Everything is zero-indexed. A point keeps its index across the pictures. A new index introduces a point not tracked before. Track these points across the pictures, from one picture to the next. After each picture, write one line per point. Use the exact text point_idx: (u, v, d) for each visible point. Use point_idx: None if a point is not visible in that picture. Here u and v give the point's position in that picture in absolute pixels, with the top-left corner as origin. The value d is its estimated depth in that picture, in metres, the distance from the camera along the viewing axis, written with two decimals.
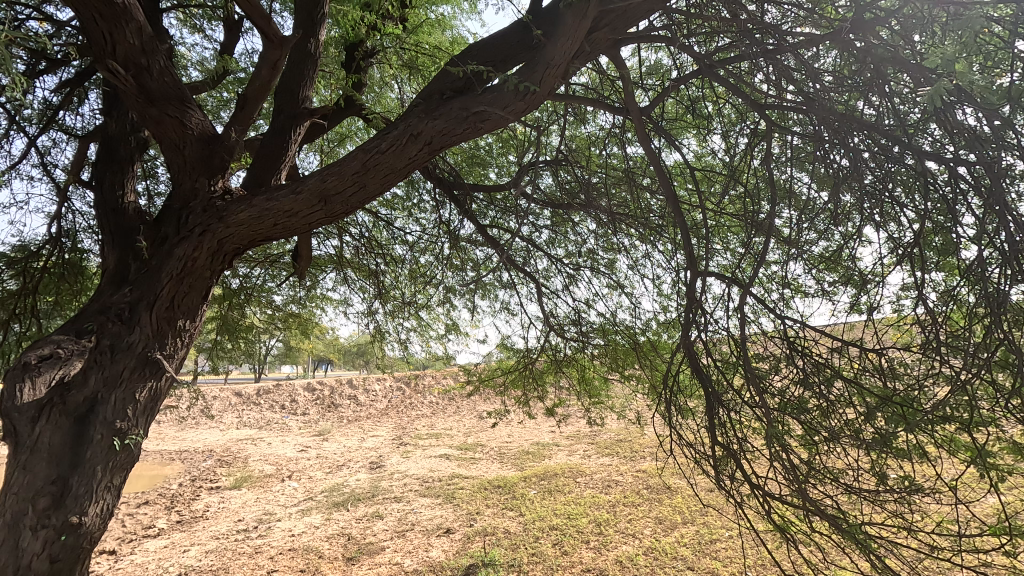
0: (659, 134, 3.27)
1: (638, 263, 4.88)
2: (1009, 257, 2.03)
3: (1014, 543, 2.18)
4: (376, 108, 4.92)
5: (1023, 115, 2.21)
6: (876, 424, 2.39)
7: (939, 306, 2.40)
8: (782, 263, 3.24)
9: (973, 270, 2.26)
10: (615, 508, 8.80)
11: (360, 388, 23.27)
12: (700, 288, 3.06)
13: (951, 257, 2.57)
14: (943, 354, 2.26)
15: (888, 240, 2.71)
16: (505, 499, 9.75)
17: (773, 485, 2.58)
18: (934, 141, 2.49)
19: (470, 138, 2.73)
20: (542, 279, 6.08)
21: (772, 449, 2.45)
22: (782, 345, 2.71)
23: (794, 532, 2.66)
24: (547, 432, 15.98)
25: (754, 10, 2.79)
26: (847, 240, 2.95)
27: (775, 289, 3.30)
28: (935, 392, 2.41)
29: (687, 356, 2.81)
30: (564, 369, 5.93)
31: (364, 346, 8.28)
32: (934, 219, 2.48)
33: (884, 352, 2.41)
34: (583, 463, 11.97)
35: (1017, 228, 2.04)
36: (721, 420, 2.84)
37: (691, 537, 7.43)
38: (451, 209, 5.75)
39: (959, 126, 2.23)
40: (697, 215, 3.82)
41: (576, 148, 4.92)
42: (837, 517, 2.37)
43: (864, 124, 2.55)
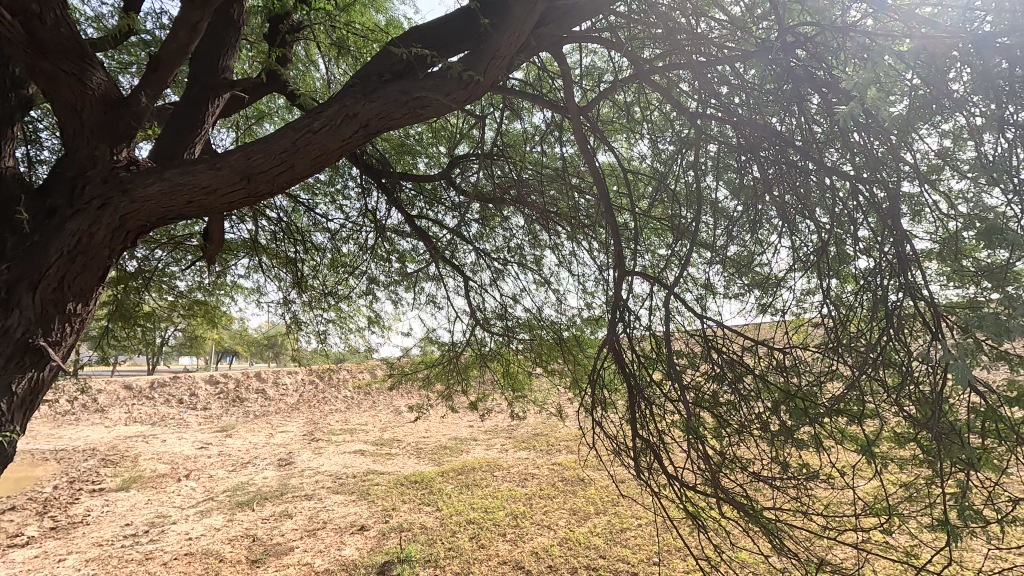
0: (593, 135, 3.35)
1: (565, 260, 5.01)
2: (899, 266, 2.27)
3: (890, 521, 2.45)
4: (301, 86, 4.66)
5: (913, 142, 2.48)
6: (781, 417, 2.60)
7: (837, 310, 2.65)
8: (700, 266, 3.44)
9: (867, 278, 2.51)
10: (531, 501, 8.98)
11: (270, 381, 22.12)
12: (626, 287, 3.18)
13: (845, 266, 2.86)
14: (839, 353, 2.51)
15: (795, 249, 2.96)
16: (422, 495, 9.64)
17: (688, 475, 2.74)
18: (838, 160, 2.74)
19: (409, 124, 2.65)
20: (469, 273, 6.08)
21: (689, 440, 2.60)
22: (700, 343, 2.89)
23: (705, 518, 2.83)
24: (466, 426, 16.00)
25: (686, 23, 2.93)
26: (758, 247, 3.20)
27: (692, 289, 3.50)
28: (830, 387, 2.66)
29: (612, 352, 2.90)
30: (489, 364, 5.97)
31: (277, 338, 7.88)
32: (834, 232, 2.73)
33: (789, 351, 2.63)
34: (501, 456, 12.10)
35: (905, 242, 2.29)
36: (642, 413, 2.96)
37: (603, 526, 7.72)
38: (378, 197, 5.58)
39: (863, 147, 2.46)
40: (623, 216, 3.96)
41: (509, 143, 4.96)
42: (744, 503, 2.56)
43: (779, 140, 2.76)
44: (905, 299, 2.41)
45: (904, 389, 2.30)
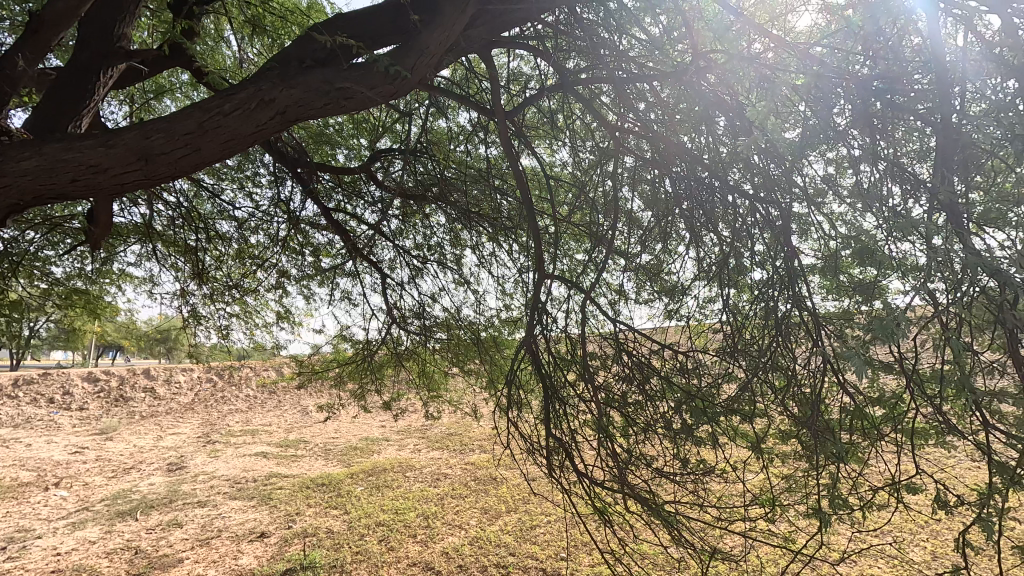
0: (518, 139, 3.39)
1: (484, 260, 5.04)
2: (788, 280, 2.51)
3: (772, 511, 2.69)
4: (210, 63, 4.34)
5: (805, 167, 2.73)
6: (683, 416, 2.78)
7: (734, 317, 2.89)
8: (614, 272, 3.60)
9: (761, 290, 2.75)
10: (443, 501, 8.93)
11: (160, 378, 20.34)
12: (544, 289, 3.26)
13: (742, 277, 3.11)
14: (735, 357, 2.73)
15: (700, 259, 3.20)
16: (328, 498, 9.29)
17: (596, 472, 2.86)
18: (740, 180, 2.98)
19: (330, 114, 2.54)
20: (387, 269, 5.95)
21: (598, 438, 2.71)
22: (612, 346, 3.04)
23: (611, 513, 2.96)
24: (378, 426, 15.61)
25: (611, 39, 3.05)
26: (668, 256, 3.40)
27: (606, 295, 3.66)
28: (725, 388, 2.88)
29: (529, 353, 2.96)
30: (404, 362, 5.89)
31: (171, 332, 7.28)
32: (734, 245, 2.97)
33: (691, 354, 2.84)
34: (413, 456, 11.92)
35: (794, 259, 2.54)
36: (556, 413, 3.05)
37: (514, 524, 7.83)
38: (291, 187, 5.31)
39: (760, 169, 2.69)
40: (544, 220, 4.06)
41: (432, 141, 4.91)
42: (647, 497, 2.71)
43: (689, 158, 2.95)
44: (791, 309, 2.66)
45: (788, 390, 2.54)
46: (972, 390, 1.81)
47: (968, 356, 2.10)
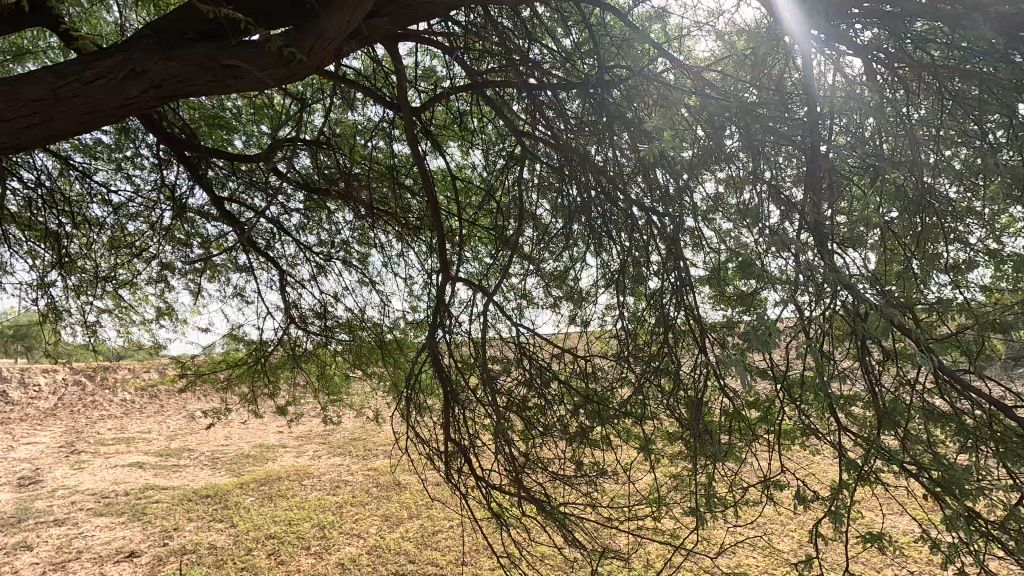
0: (427, 138, 3.33)
1: (392, 261, 4.91)
2: (678, 289, 2.67)
3: (657, 509, 2.84)
4: (82, 28, 3.87)
5: (697, 184, 2.92)
6: (579, 419, 2.86)
7: (630, 324, 3.02)
8: (520, 276, 3.64)
9: (656, 298, 2.89)
10: (341, 509, 8.56)
11: (15, 379, 17.86)
12: (449, 291, 3.22)
13: (639, 286, 3.26)
14: (629, 362, 2.86)
15: (602, 267, 3.32)
16: (213, 510, 8.59)
17: (494, 476, 2.86)
18: (640, 193, 3.12)
19: (216, 92, 2.34)
20: (286, 266, 5.62)
21: (496, 442, 2.72)
22: (515, 350, 3.06)
23: (508, 517, 2.98)
24: (275, 432, 14.69)
25: (522, 46, 3.07)
26: (572, 262, 3.50)
27: (512, 299, 3.69)
28: (620, 393, 3.00)
29: (431, 356, 2.91)
30: (302, 365, 5.60)
31: (28, 328, 6.43)
32: (633, 254, 3.11)
33: (589, 359, 2.92)
34: (312, 463, 11.33)
35: (684, 270, 2.70)
36: (456, 417, 3.01)
37: (415, 530, 7.66)
38: (179, 171, 4.87)
39: (656, 183, 2.84)
40: (452, 222, 4.02)
41: (339, 134, 4.70)
42: (543, 500, 2.76)
43: (594, 168, 3.05)
44: (682, 317, 2.83)
45: (676, 394, 2.69)
46: (828, 394, 2.00)
47: (828, 363, 2.33)
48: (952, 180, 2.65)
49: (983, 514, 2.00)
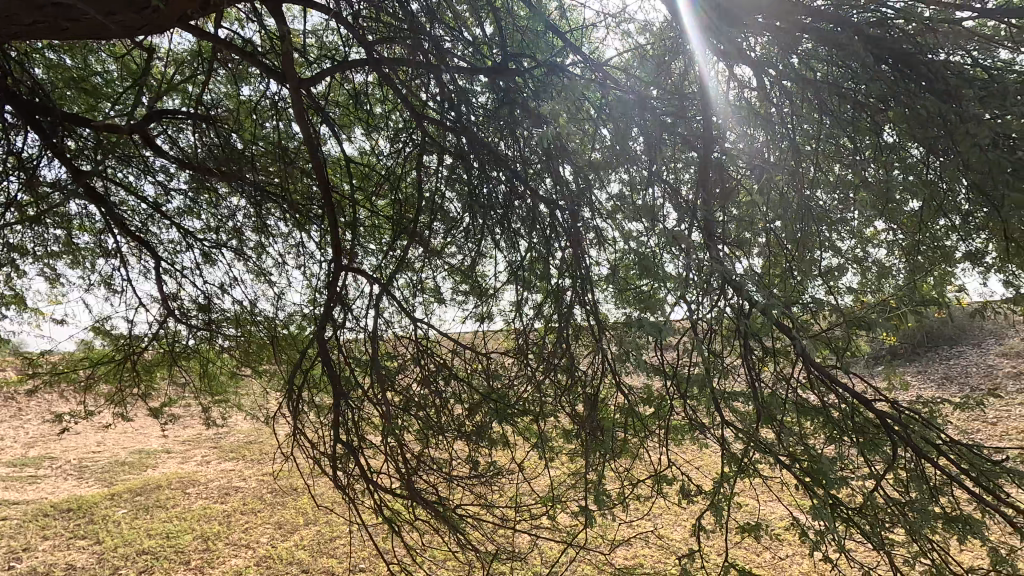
0: (322, 117, 3.10)
1: (288, 251, 4.56)
2: (579, 285, 2.67)
3: (553, 508, 2.82)
4: None
5: (600, 182, 2.93)
6: (478, 418, 2.77)
7: (533, 322, 2.99)
8: (424, 270, 3.50)
9: (558, 295, 2.87)
10: (229, 518, 7.92)
11: None
12: (344, 283, 3.01)
13: (544, 283, 3.23)
14: (530, 359, 2.81)
15: (508, 263, 3.26)
16: (75, 526, 7.63)
17: (386, 480, 2.71)
18: (547, 189, 3.09)
19: (49, 32, 2.14)
20: (166, 253, 5.07)
21: (389, 443, 2.56)
22: (414, 346, 2.92)
23: (400, 522, 2.83)
24: (157, 436, 13.36)
25: (427, 27, 2.94)
26: (478, 258, 3.41)
27: (415, 293, 3.54)
28: (521, 390, 2.95)
29: (319, 352, 2.69)
30: (182, 362, 5.09)
31: None
32: (539, 250, 3.07)
33: (490, 356, 2.85)
34: (198, 470, 10.41)
35: (586, 266, 2.70)
36: (347, 419, 2.82)
37: (311, 537, 7.24)
38: (30, 139, 4.22)
39: (561, 179, 2.82)
40: (353, 211, 3.80)
41: (230, 109, 4.30)
42: (436, 503, 2.64)
43: (500, 160, 2.98)
44: (583, 314, 2.83)
45: (575, 392, 2.68)
46: (714, 391, 2.05)
47: (717, 362, 2.40)
48: (828, 190, 2.85)
49: (845, 502, 2.14)
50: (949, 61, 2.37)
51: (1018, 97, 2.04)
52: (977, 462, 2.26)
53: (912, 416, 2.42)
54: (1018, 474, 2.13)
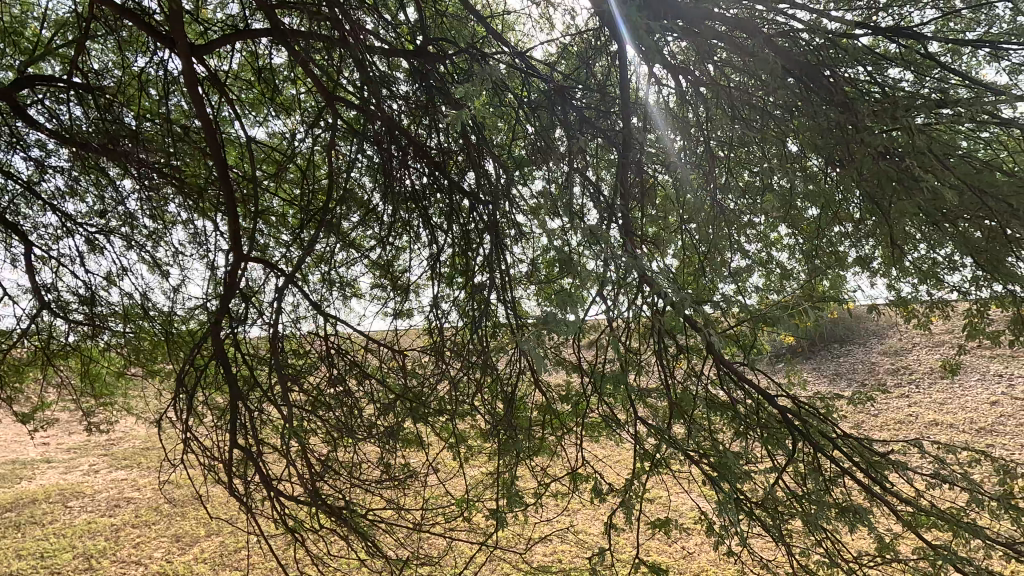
0: (221, 92, 2.82)
1: (186, 239, 4.16)
2: (499, 282, 2.59)
3: (468, 511, 2.73)
4: None
5: (523, 176, 2.86)
6: (391, 419, 2.62)
7: (451, 319, 2.88)
8: (337, 263, 3.29)
9: (478, 291, 2.77)
10: (119, 533, 7.18)
11: None
12: (244, 273, 2.75)
13: (464, 279, 3.13)
14: (447, 358, 2.70)
15: (427, 257, 3.12)
16: None
17: (287, 488, 2.50)
18: (468, 181, 2.98)
19: None
20: (41, 239, 4.49)
21: (290, 449, 2.36)
22: (321, 344, 2.72)
23: (302, 532, 2.63)
24: (35, 443, 11.93)
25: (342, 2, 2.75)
26: (395, 251, 3.25)
27: (326, 287, 3.32)
28: (437, 390, 2.82)
29: (212, 349, 2.43)
30: (59, 362, 4.53)
31: None
32: (459, 244, 2.96)
33: (405, 355, 2.71)
34: (84, 480, 9.39)
35: (506, 262, 2.63)
36: (245, 422, 2.57)
37: (213, 550, 6.71)
38: None
39: (482, 171, 2.73)
40: (260, 198, 3.51)
41: (118, 79, 3.85)
42: (343, 511, 2.47)
43: (419, 148, 2.84)
44: (503, 312, 2.75)
45: (492, 392, 2.60)
46: (630, 390, 2.04)
47: (634, 360, 2.41)
48: (739, 195, 2.96)
49: (749, 496, 2.21)
50: (845, 76, 2.52)
51: (904, 111, 2.18)
52: (866, 453, 2.40)
53: (810, 411, 2.55)
54: (900, 464, 2.29)
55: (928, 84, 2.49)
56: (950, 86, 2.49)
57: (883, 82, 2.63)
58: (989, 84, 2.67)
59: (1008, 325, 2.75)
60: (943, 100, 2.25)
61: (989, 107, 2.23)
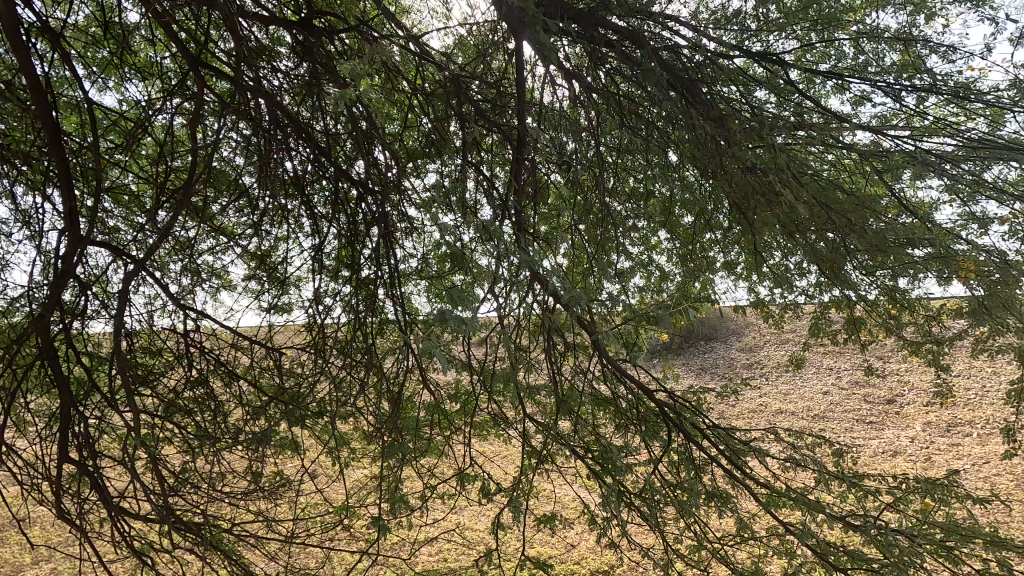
0: (56, 45, 2.39)
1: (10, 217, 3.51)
2: (387, 275, 2.47)
3: (348, 518, 2.57)
4: None
5: (415, 167, 2.75)
6: (263, 424, 2.39)
7: (335, 315, 2.69)
8: (202, 252, 2.94)
9: (366, 286, 2.62)
10: None
11: None
12: (83, 258, 2.35)
13: (349, 273, 2.95)
14: (329, 356, 2.51)
15: (308, 248, 2.90)
16: None
17: (133, 505, 2.17)
18: (357, 168, 2.81)
19: None
20: None
21: (138, 461, 2.05)
22: (182, 342, 2.42)
23: (152, 554, 2.30)
24: None
25: None
26: (272, 240, 2.98)
27: (191, 278, 2.96)
28: (318, 390, 2.62)
29: (39, 346, 2.05)
30: None
31: None
32: (346, 236, 2.78)
33: (281, 354, 2.48)
34: None
35: (395, 256, 2.51)
36: (80, 432, 2.20)
37: None
38: None
39: (373, 158, 2.58)
40: (109, 174, 3.05)
41: None
42: (204, 528, 2.20)
43: (302, 128, 2.62)
44: (392, 307, 2.63)
45: (379, 391, 2.47)
46: (519, 387, 2.02)
47: (524, 358, 2.41)
48: (625, 199, 3.09)
49: (629, 488, 2.30)
50: (721, 94, 2.72)
51: (769, 130, 2.39)
52: (730, 442, 2.61)
53: (684, 404, 2.73)
54: (757, 451, 2.52)
55: (788, 107, 2.76)
56: (805, 111, 2.78)
57: (751, 102, 2.89)
58: (835, 112, 3.03)
59: (842, 325, 3.15)
60: (799, 122, 2.50)
61: (835, 132, 2.52)
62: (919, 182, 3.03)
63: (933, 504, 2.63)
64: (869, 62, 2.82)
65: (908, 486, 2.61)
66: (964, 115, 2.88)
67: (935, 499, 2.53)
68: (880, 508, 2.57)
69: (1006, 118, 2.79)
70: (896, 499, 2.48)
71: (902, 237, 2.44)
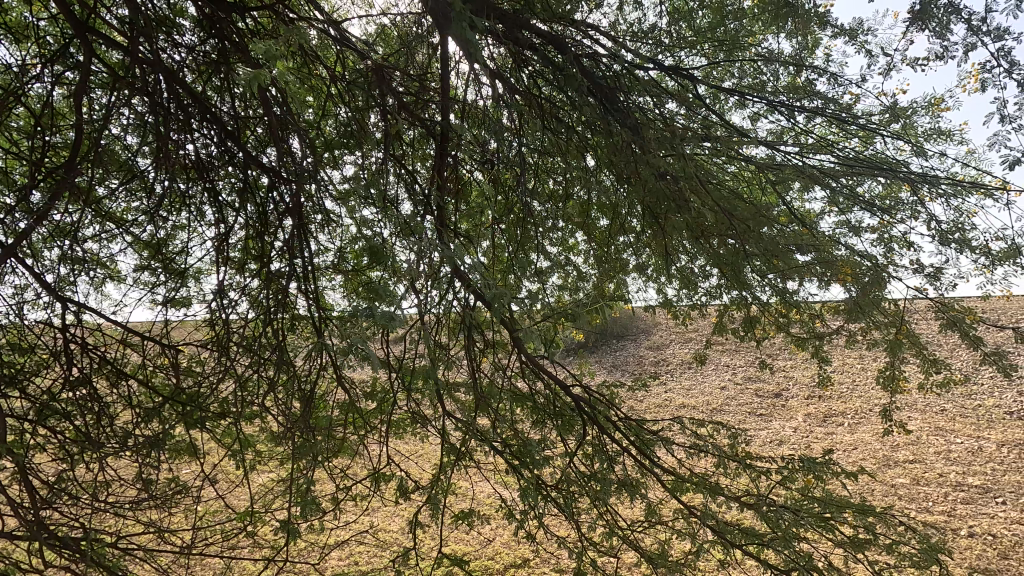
0: None
1: None
2: (300, 268, 2.36)
3: (253, 522, 2.41)
4: None
5: (332, 158, 2.64)
6: (155, 425, 2.19)
7: (240, 309, 2.52)
8: (85, 238, 2.66)
9: (275, 279, 2.47)
10: None
11: None
12: None
13: (256, 265, 2.77)
14: (233, 354, 2.36)
15: (211, 238, 2.70)
16: None
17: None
18: (268, 154, 2.65)
19: None
20: None
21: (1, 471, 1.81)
22: (61, 337, 2.18)
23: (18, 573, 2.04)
24: None
25: None
26: (168, 228, 2.75)
27: (70, 268, 2.67)
28: (220, 390, 2.45)
29: None
30: None
31: None
32: (255, 226, 2.62)
33: (178, 352, 2.30)
34: None
35: (308, 248, 2.40)
36: None
37: None
38: None
39: (284, 145, 2.44)
40: None
41: None
42: (82, 541, 1.98)
43: (205, 109, 2.43)
44: (303, 301, 2.51)
45: (288, 390, 2.34)
46: (437, 384, 2.00)
47: (442, 355, 2.38)
48: (545, 199, 3.15)
49: (545, 479, 2.34)
50: (636, 103, 2.84)
51: (680, 139, 2.53)
52: (640, 433, 2.73)
53: (598, 398, 2.82)
54: (664, 440, 2.66)
55: (696, 119, 2.93)
56: (711, 123, 2.98)
57: (663, 113, 3.05)
58: (736, 126, 3.28)
59: (740, 323, 3.41)
60: (706, 134, 2.66)
61: (737, 145, 2.72)
62: (805, 194, 3.34)
63: (813, 482, 2.91)
64: (766, 83, 3.08)
65: (793, 467, 2.87)
66: (842, 135, 3.22)
67: (815, 478, 2.81)
68: (769, 488, 2.81)
69: (876, 140, 3.14)
70: (782, 479, 2.73)
71: (791, 243, 2.67)
